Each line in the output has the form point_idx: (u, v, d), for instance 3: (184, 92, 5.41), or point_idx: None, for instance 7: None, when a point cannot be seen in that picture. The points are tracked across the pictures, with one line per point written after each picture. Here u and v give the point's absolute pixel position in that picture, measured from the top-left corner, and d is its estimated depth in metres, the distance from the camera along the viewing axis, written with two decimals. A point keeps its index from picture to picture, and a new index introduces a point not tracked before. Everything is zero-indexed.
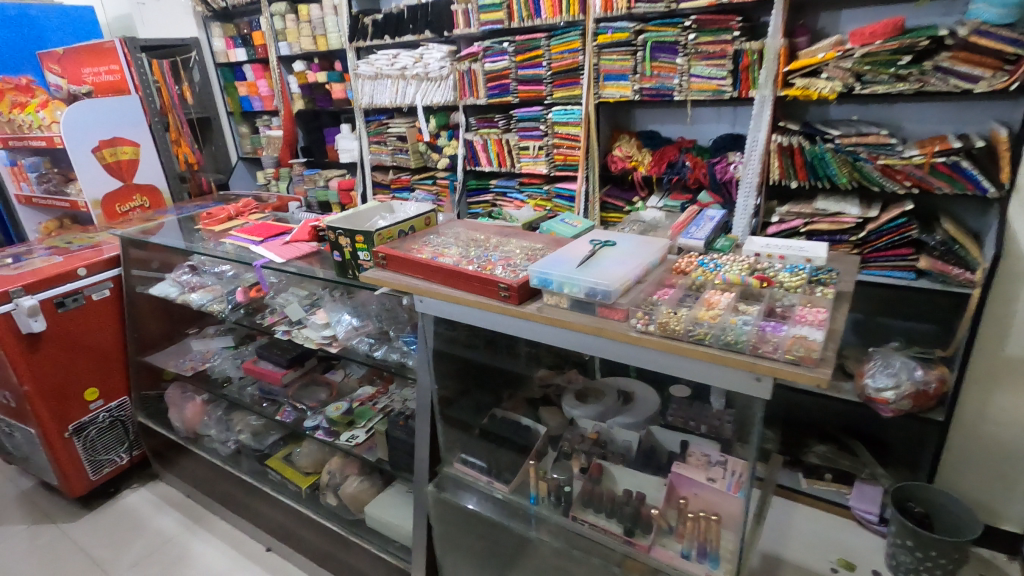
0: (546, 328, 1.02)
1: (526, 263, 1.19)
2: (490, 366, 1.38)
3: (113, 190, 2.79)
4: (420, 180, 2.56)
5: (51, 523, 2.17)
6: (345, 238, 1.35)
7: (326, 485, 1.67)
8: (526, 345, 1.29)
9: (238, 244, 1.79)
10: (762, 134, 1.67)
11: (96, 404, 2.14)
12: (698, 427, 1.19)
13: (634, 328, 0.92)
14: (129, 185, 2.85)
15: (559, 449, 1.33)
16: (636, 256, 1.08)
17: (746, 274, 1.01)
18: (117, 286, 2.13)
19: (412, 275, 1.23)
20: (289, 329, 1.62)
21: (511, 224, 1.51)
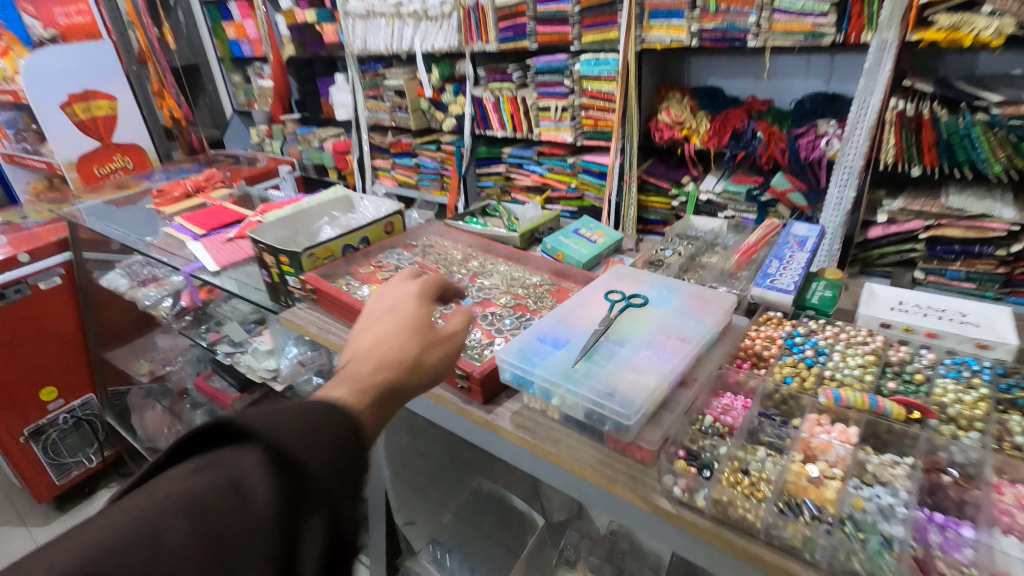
0: (523, 455, 0.63)
1: (510, 317, 0.79)
2: None
3: (90, 152, 2.06)
4: (422, 144, 2.12)
5: (20, 525, 1.99)
6: (269, 256, 0.97)
7: None
8: None
9: (176, 237, 1.44)
10: (877, 97, 1.16)
11: (55, 404, 1.89)
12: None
13: (669, 495, 0.52)
14: (109, 146, 2.12)
15: (559, 553, 0.98)
16: (681, 330, 0.65)
17: (875, 392, 0.57)
18: (69, 272, 1.79)
19: (348, 323, 0.86)
20: (231, 353, 1.29)
21: (507, 230, 1.09)
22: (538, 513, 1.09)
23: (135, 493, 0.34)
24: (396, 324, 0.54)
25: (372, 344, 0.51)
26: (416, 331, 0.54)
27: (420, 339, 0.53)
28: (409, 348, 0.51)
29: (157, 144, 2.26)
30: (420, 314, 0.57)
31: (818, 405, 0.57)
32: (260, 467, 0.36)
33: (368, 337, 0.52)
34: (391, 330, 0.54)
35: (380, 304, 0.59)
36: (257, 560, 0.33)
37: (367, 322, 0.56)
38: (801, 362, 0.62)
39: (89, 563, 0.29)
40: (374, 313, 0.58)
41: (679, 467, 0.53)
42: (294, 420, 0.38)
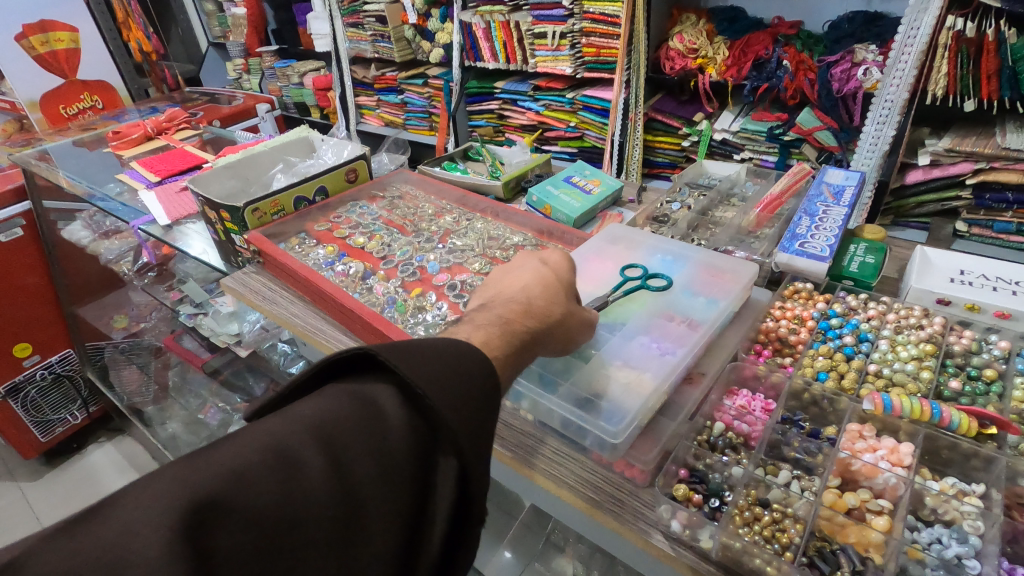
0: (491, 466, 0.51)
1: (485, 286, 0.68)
2: None
3: (55, 90, 1.80)
4: (407, 78, 1.93)
5: (11, 480, 1.96)
6: (211, 213, 0.84)
7: None
8: None
9: (130, 185, 1.30)
10: (930, 16, 0.95)
11: (32, 360, 1.79)
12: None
13: (664, 530, 0.41)
14: (73, 83, 1.84)
15: (547, 536, 0.91)
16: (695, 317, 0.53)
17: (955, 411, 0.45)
18: (31, 223, 1.63)
19: (297, 292, 0.74)
20: (195, 315, 1.19)
21: (488, 178, 0.95)
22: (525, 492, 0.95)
23: (271, 417, 0.32)
24: (541, 276, 0.47)
25: (517, 291, 0.45)
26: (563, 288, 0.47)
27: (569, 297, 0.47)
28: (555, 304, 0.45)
29: (127, 83, 2.00)
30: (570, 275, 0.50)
31: (860, 412, 0.47)
32: (391, 411, 0.34)
33: (519, 291, 0.45)
34: (543, 285, 0.46)
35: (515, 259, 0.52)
36: (385, 503, 0.31)
37: (504, 275, 0.49)
38: (839, 351, 0.53)
39: (230, 486, 0.28)
40: (509, 269, 0.50)
41: (679, 495, 0.42)
42: (432, 368, 0.35)
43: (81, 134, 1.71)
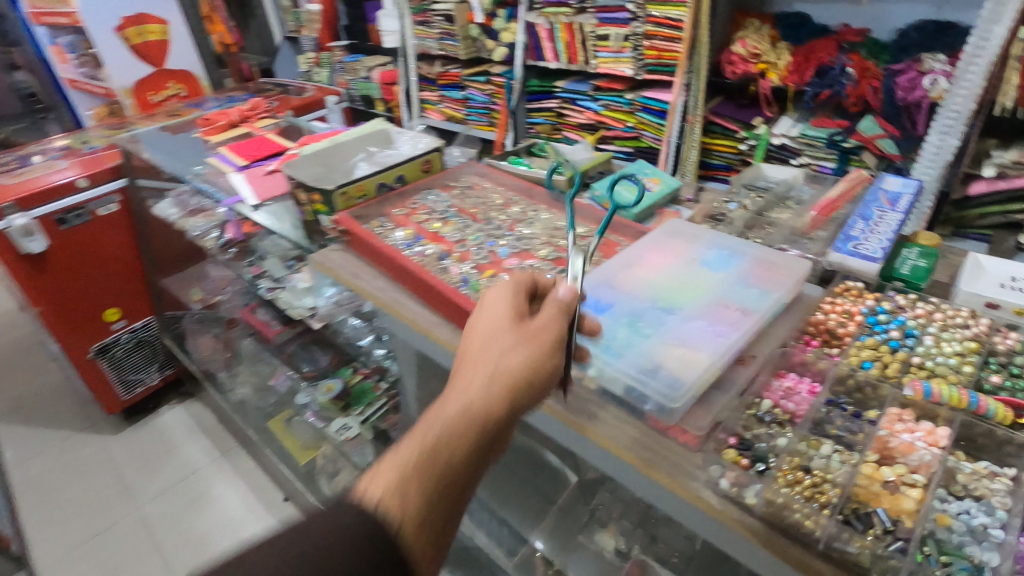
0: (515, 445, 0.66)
1: (548, 271, 0.74)
2: None
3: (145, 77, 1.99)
4: (470, 76, 2.01)
5: (94, 433, 2.15)
6: (303, 193, 0.93)
7: (321, 470, 1.41)
8: None
9: (219, 167, 1.43)
10: (1002, 27, 0.95)
11: (119, 324, 1.99)
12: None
13: (713, 487, 0.46)
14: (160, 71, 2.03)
15: (591, 512, 0.96)
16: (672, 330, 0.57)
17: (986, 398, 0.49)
18: (126, 200, 1.84)
19: (380, 269, 0.82)
20: (270, 289, 1.28)
21: (552, 172, 1.00)
22: (572, 470, 1.01)
23: None
24: (512, 338, 0.52)
25: (479, 374, 0.50)
26: (542, 342, 0.52)
27: (558, 343, 0.52)
28: (534, 368, 0.50)
29: (207, 72, 2.18)
30: (553, 319, 0.54)
31: (902, 398, 0.51)
32: None
33: (492, 363, 0.50)
34: (514, 353, 0.51)
35: (490, 304, 0.57)
36: None
37: (481, 336, 0.54)
38: (884, 344, 0.57)
39: None
40: (488, 320, 0.55)
41: (728, 458, 0.47)
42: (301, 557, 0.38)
43: (170, 121, 1.88)
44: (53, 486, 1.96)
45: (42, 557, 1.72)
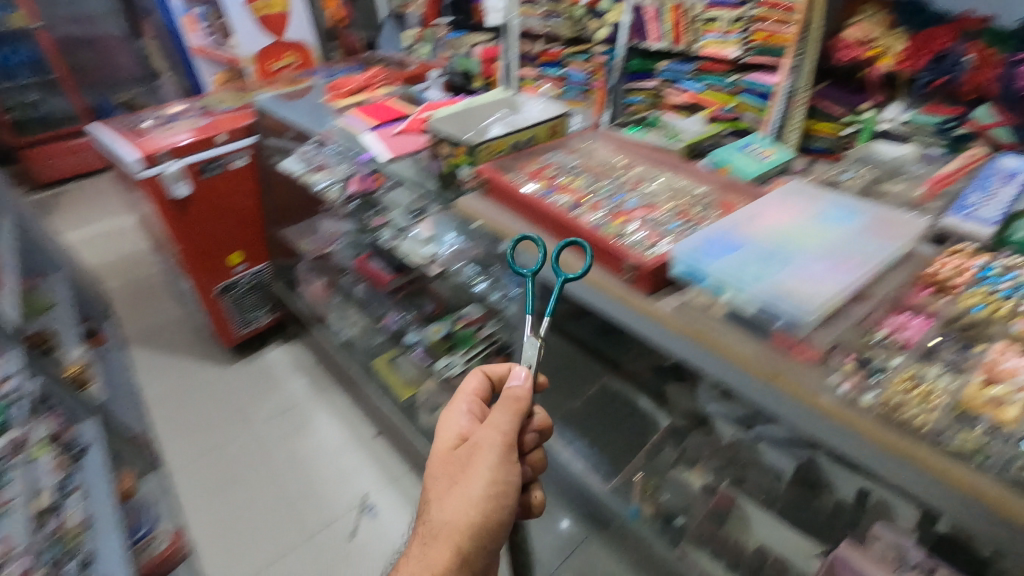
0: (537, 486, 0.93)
1: (673, 221, 0.83)
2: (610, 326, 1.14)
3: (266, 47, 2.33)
4: (572, 54, 2.08)
5: (212, 363, 2.43)
6: (448, 147, 1.08)
7: (422, 403, 1.59)
8: None
9: (351, 128, 1.60)
10: None
11: (241, 267, 2.23)
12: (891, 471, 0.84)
13: (833, 392, 0.55)
14: (280, 42, 2.36)
15: (681, 452, 1.06)
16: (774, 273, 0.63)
17: None
18: (255, 155, 2.06)
19: (518, 214, 0.93)
20: (394, 237, 1.45)
21: (669, 141, 1.09)
22: (664, 415, 1.13)
23: None
24: (458, 466, 0.81)
25: (438, 504, 0.79)
26: (478, 459, 0.79)
27: (498, 449, 0.78)
28: (476, 485, 0.77)
29: (320, 44, 2.49)
30: (480, 438, 0.80)
31: (1009, 335, 0.58)
32: None
33: (449, 492, 0.79)
34: (459, 480, 0.79)
35: (444, 435, 0.88)
36: None
37: (441, 464, 0.85)
38: (995, 295, 0.62)
39: None
40: (448, 448, 0.86)
41: (846, 370, 0.57)
42: None
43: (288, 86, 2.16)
44: (181, 402, 2.25)
45: (174, 459, 1.99)
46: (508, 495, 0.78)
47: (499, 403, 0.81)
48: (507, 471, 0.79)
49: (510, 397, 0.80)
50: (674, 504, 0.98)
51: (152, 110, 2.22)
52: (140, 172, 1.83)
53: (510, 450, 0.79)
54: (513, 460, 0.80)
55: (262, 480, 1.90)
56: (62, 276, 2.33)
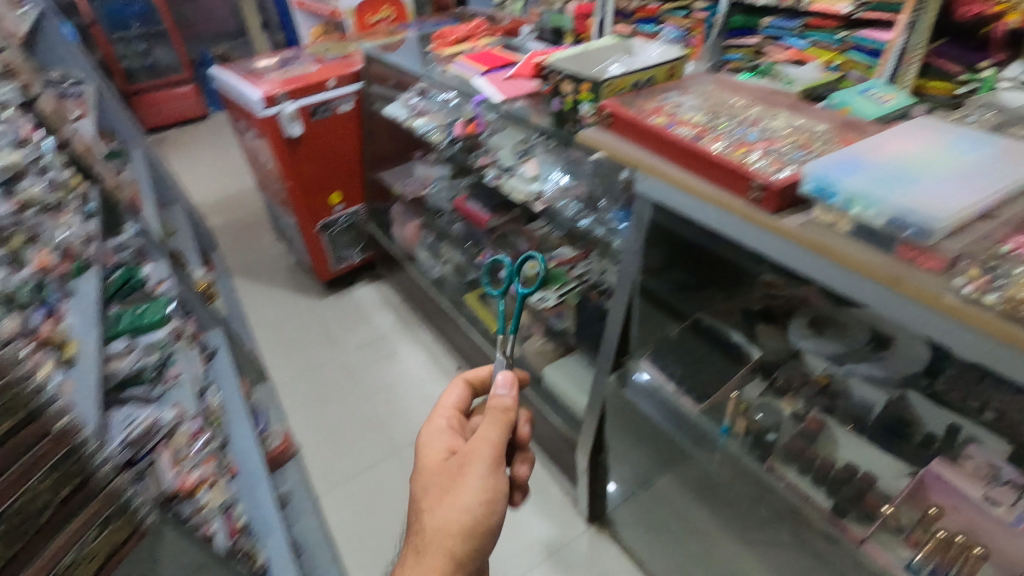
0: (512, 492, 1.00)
1: (796, 152, 0.88)
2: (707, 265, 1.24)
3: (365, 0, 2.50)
4: (672, 10, 1.90)
5: (306, 295, 2.64)
6: (570, 84, 1.16)
7: (513, 334, 1.77)
8: None
9: (463, 74, 1.69)
10: None
11: (339, 207, 2.40)
12: (982, 412, 0.94)
13: (957, 292, 0.61)
14: None
15: (771, 382, 1.12)
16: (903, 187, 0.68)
17: None
18: (359, 101, 2.19)
19: (640, 144, 0.99)
20: (499, 176, 1.57)
21: (785, 86, 1.14)
22: (756, 348, 1.18)
23: None
24: (449, 475, 0.86)
25: (428, 511, 0.84)
26: (471, 468, 0.86)
27: (492, 452, 0.87)
28: (472, 492, 0.83)
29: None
30: (471, 448, 0.88)
31: None
32: None
33: (440, 498, 0.84)
34: (452, 487, 0.84)
35: (431, 450, 0.92)
36: None
37: (428, 475, 0.89)
38: None
39: None
40: (434, 460, 0.91)
41: (969, 275, 0.62)
42: None
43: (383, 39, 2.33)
44: (280, 327, 2.47)
45: (277, 375, 2.22)
46: (500, 495, 0.85)
47: (488, 419, 0.91)
48: (499, 481, 0.86)
49: (498, 410, 0.92)
50: (765, 423, 1.06)
51: (268, 57, 2.45)
52: (262, 110, 2.01)
53: (499, 461, 0.88)
54: (502, 471, 0.87)
55: (353, 398, 2.09)
56: (181, 206, 2.56)
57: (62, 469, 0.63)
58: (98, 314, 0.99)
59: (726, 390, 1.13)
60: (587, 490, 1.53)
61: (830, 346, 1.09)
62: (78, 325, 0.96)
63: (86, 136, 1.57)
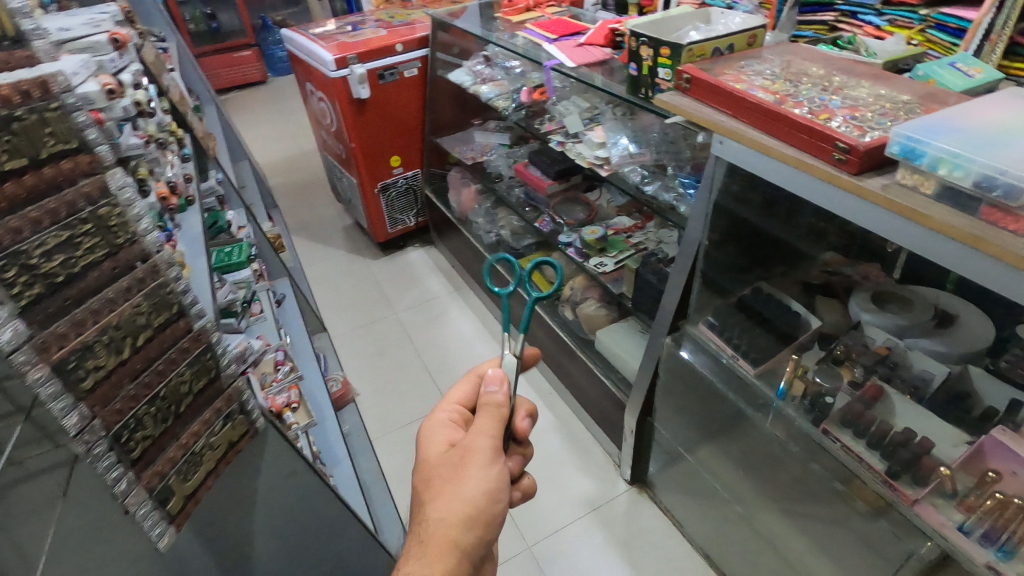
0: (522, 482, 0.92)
1: (881, 119, 0.85)
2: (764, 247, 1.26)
3: None
4: None
5: (362, 255, 2.75)
6: (648, 48, 1.17)
7: (566, 298, 1.86)
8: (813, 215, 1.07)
9: (532, 40, 1.69)
10: None
11: (399, 171, 2.47)
12: None
13: None
14: None
15: (829, 352, 1.13)
16: (992, 150, 0.69)
17: None
18: (423, 66, 2.24)
19: (719, 108, 0.99)
20: (564, 142, 1.63)
21: (866, 58, 1.13)
22: (815, 318, 1.18)
23: None
24: (448, 469, 0.75)
25: (427, 505, 0.73)
26: (472, 459, 0.75)
27: (491, 447, 0.76)
28: (475, 483, 0.73)
29: None
30: (468, 443, 0.77)
31: None
32: None
33: (439, 488, 0.73)
34: (452, 478, 0.73)
35: (430, 445, 0.81)
36: None
37: (426, 470, 0.78)
38: None
39: None
40: (434, 454, 0.80)
41: None
42: None
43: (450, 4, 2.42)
44: (336, 285, 2.58)
45: (334, 328, 2.33)
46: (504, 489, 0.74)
47: (485, 413, 0.80)
48: (503, 471, 0.75)
49: (491, 405, 0.81)
50: (823, 386, 1.09)
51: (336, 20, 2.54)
52: (333, 71, 2.08)
53: (500, 453, 0.77)
54: (505, 465, 0.76)
55: (405, 354, 2.17)
56: (249, 163, 2.69)
57: (198, 359, 0.73)
58: (205, 244, 1.11)
59: (784, 356, 1.17)
60: (631, 452, 1.58)
61: (891, 319, 1.12)
62: (188, 252, 1.07)
63: (178, 87, 1.68)
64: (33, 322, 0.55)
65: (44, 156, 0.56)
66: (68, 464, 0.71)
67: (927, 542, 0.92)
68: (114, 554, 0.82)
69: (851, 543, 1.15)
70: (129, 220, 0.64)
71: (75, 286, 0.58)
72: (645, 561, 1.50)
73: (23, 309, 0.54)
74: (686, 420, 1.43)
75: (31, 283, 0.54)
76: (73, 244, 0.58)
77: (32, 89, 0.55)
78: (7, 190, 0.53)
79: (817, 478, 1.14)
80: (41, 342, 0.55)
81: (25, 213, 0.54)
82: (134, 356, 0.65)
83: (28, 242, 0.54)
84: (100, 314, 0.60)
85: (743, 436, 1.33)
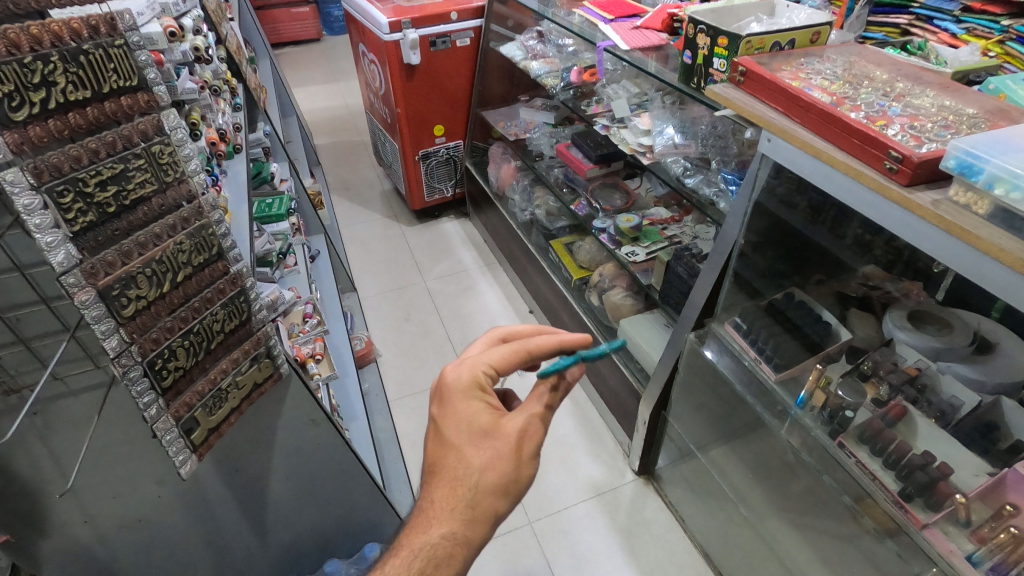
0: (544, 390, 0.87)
1: (941, 131, 0.82)
2: (802, 252, 1.22)
3: None
4: None
5: (398, 220, 2.78)
6: (705, 37, 1.14)
7: (594, 284, 1.87)
8: (858, 225, 1.03)
9: (588, 20, 1.65)
10: None
11: (441, 140, 2.47)
12: None
13: None
14: None
15: (858, 367, 1.09)
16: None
17: None
18: (476, 37, 2.22)
19: (772, 105, 0.96)
20: (610, 126, 1.62)
21: (935, 66, 1.07)
22: (846, 329, 1.15)
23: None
24: (502, 440, 0.69)
25: (477, 468, 0.68)
26: (527, 446, 0.70)
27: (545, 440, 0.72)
28: (526, 468, 0.69)
29: None
30: (520, 424, 0.70)
31: None
32: None
33: (490, 457, 0.68)
34: (506, 457, 0.68)
35: (471, 410, 0.70)
36: None
37: (471, 430, 0.70)
38: None
39: None
40: (477, 421, 0.70)
41: None
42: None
43: None
44: (369, 247, 2.62)
45: (365, 290, 2.37)
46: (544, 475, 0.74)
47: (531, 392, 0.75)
48: None
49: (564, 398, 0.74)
50: (845, 400, 1.06)
51: None
52: (386, 35, 2.08)
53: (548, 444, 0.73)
54: None
55: (429, 321, 2.21)
56: (297, 119, 2.72)
57: (233, 301, 0.76)
58: (248, 193, 1.15)
59: (809, 364, 1.15)
60: (642, 443, 1.59)
61: (926, 339, 1.07)
62: (231, 200, 1.11)
63: (235, 36, 1.71)
64: (84, 248, 0.58)
65: (106, 91, 0.59)
66: (103, 387, 0.75)
67: (932, 567, 0.91)
68: (142, 472, 0.88)
69: (854, 560, 1.14)
70: (180, 160, 0.67)
71: (123, 219, 0.62)
72: (643, 551, 1.52)
73: (76, 234, 0.58)
74: (700, 419, 1.43)
75: (86, 211, 0.58)
76: (125, 176, 0.61)
77: (100, 25, 0.57)
78: (71, 120, 0.56)
79: (829, 492, 1.12)
80: (89, 268, 0.58)
81: (86, 143, 0.57)
82: (173, 292, 0.68)
83: (86, 171, 0.57)
84: (145, 247, 0.64)
85: (757, 443, 1.33)
